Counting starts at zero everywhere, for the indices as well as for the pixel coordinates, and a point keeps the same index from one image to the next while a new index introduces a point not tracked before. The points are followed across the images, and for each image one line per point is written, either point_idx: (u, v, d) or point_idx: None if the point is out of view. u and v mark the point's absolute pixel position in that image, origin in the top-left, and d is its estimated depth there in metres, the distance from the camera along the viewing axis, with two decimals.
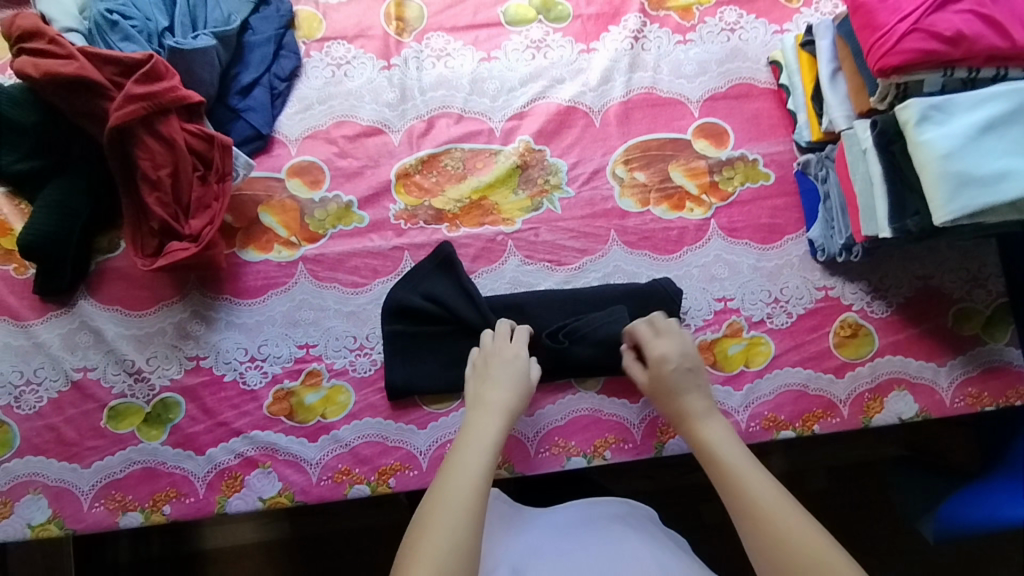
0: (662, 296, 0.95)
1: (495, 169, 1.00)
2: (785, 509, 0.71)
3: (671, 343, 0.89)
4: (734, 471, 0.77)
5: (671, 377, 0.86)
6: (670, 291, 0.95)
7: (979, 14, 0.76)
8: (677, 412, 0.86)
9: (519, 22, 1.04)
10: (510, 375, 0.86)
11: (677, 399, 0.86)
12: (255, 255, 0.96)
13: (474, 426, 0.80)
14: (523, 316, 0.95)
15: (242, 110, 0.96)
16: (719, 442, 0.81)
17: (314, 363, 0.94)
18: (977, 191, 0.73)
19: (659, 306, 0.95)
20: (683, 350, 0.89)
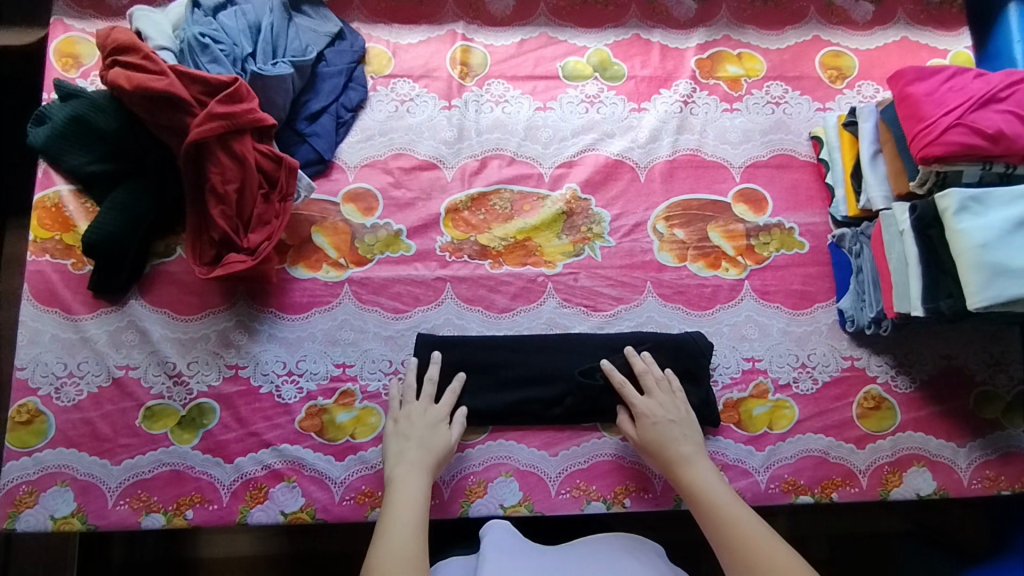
0: (693, 350, 0.97)
1: (541, 213, 1.04)
2: (780, 554, 0.76)
3: (654, 396, 0.92)
4: (724, 513, 0.81)
5: (654, 430, 0.89)
6: (702, 346, 0.97)
7: (1018, 115, 0.81)
8: (665, 454, 0.88)
9: (576, 78, 1.09)
10: (425, 434, 0.89)
11: (662, 448, 0.88)
12: (304, 272, 0.99)
13: (402, 489, 0.83)
14: (556, 356, 0.97)
15: (308, 134, 1.01)
16: (707, 485, 0.84)
17: (349, 383, 0.96)
18: (1010, 281, 0.76)
19: (690, 360, 0.97)
20: (665, 403, 0.91)
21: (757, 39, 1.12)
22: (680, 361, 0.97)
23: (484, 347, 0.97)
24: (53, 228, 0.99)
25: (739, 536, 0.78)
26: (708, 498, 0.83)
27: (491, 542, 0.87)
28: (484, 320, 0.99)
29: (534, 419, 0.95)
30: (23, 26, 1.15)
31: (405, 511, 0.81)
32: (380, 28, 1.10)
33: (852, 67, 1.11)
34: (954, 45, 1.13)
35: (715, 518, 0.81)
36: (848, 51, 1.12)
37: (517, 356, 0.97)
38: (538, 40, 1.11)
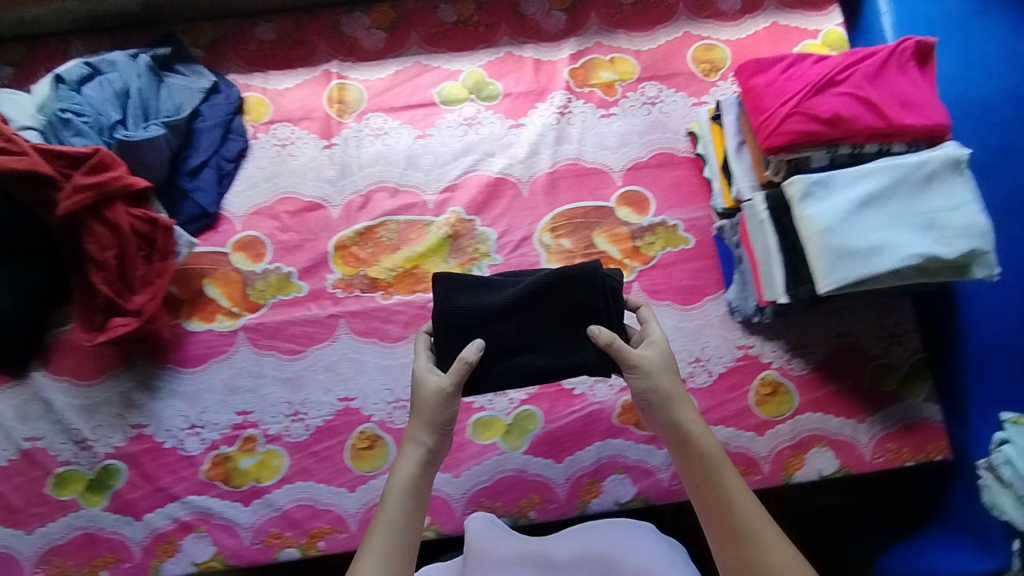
0: (591, 280, 0.80)
1: (427, 239, 1.05)
2: (777, 548, 0.70)
3: (654, 354, 0.80)
4: (719, 482, 0.74)
5: (653, 384, 0.79)
6: (602, 274, 0.80)
7: (857, 96, 0.82)
8: (692, 449, 0.77)
9: (452, 102, 1.10)
10: (427, 420, 0.78)
11: (666, 405, 0.79)
12: (199, 325, 1.01)
13: (387, 502, 0.75)
14: (451, 298, 0.81)
15: (191, 190, 1.02)
16: (713, 450, 0.76)
17: (251, 429, 0.98)
18: (853, 264, 0.78)
19: (585, 295, 0.80)
20: (670, 371, 0.80)
21: (628, 42, 1.12)
22: (570, 293, 0.81)
23: (439, 316, 0.82)
24: None
25: (757, 554, 0.70)
26: (727, 502, 0.73)
27: (473, 535, 0.91)
28: (380, 352, 1.01)
29: None
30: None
31: (384, 533, 0.73)
32: (256, 76, 1.10)
33: (724, 59, 1.11)
34: (825, 23, 1.12)
35: (727, 523, 0.73)
36: (720, 43, 1.12)
37: (452, 327, 0.81)
38: (412, 70, 1.10)
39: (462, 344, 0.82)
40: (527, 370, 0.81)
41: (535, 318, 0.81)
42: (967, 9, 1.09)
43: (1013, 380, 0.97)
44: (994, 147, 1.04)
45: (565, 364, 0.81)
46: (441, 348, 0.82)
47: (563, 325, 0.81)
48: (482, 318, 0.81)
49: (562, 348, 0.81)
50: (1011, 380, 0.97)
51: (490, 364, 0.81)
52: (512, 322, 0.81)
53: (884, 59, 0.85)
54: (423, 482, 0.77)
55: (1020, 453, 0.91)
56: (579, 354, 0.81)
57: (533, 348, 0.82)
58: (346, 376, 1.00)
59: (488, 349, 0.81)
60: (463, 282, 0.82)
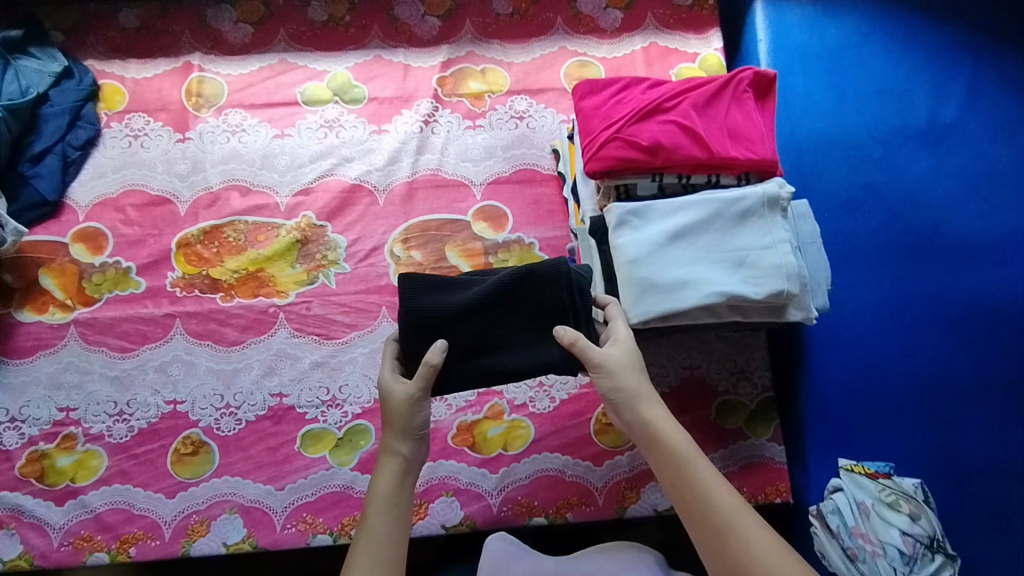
0: (556, 278, 0.76)
1: (274, 243, 1.02)
2: (769, 550, 0.65)
3: (622, 354, 0.74)
4: (694, 482, 0.70)
5: (615, 386, 0.74)
6: (569, 269, 0.77)
7: (681, 125, 0.80)
8: (658, 447, 0.72)
9: (315, 103, 1.07)
10: (395, 417, 0.77)
11: (632, 404, 0.74)
12: (30, 316, 0.98)
13: (374, 502, 0.73)
14: (411, 297, 0.77)
15: (31, 176, 1.00)
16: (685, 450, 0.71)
17: (72, 427, 0.95)
18: (658, 297, 0.75)
19: (552, 295, 0.76)
20: (636, 370, 0.75)
21: (501, 53, 1.10)
22: (537, 292, 0.77)
23: (402, 314, 0.77)
24: None
25: (743, 558, 0.65)
26: (711, 503, 0.68)
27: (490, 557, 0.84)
28: (214, 355, 0.98)
29: (262, 453, 0.95)
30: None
31: (375, 533, 0.71)
32: (114, 63, 1.08)
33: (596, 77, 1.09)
34: (704, 48, 1.11)
35: (713, 527, 0.67)
36: (594, 60, 1.10)
37: (411, 328, 0.77)
38: (277, 68, 1.08)
39: (421, 350, 0.77)
40: (499, 371, 0.77)
41: (505, 318, 0.77)
42: (847, 40, 1.08)
43: (847, 424, 0.95)
44: (858, 185, 1.03)
45: (537, 362, 0.77)
46: (409, 349, 0.78)
47: (526, 325, 0.77)
48: (446, 319, 0.76)
49: (531, 349, 0.77)
50: (845, 423, 0.95)
51: (460, 364, 0.77)
52: (480, 322, 0.77)
53: (717, 89, 0.83)
54: (407, 481, 0.76)
55: (849, 502, 0.87)
56: (547, 355, 0.77)
57: (500, 347, 0.77)
58: (176, 378, 0.97)
59: (453, 350, 0.77)
60: (420, 282, 0.77)
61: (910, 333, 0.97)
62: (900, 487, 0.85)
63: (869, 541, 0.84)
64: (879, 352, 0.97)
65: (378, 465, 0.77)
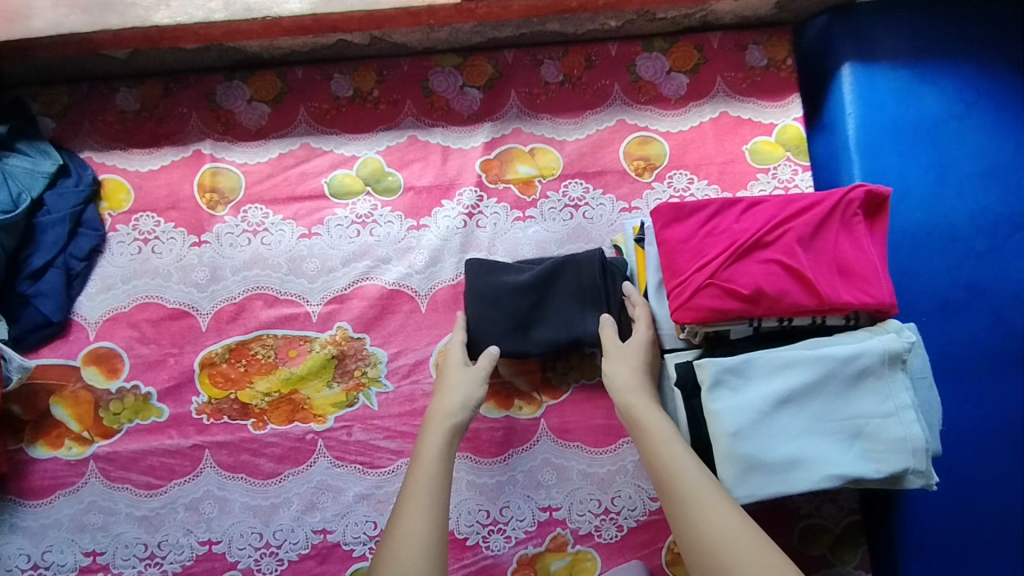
0: (597, 268, 0.87)
1: (308, 359, 0.92)
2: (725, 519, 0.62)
3: (632, 346, 0.81)
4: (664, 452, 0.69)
5: (614, 375, 0.79)
6: (608, 262, 0.88)
7: (786, 265, 0.69)
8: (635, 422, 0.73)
9: (345, 194, 0.95)
10: (455, 386, 0.83)
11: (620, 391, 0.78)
12: (45, 451, 0.90)
13: (422, 455, 0.77)
14: (477, 274, 0.89)
15: (32, 295, 0.89)
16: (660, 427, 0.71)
17: (99, 573, 0.88)
18: (763, 477, 0.66)
19: (591, 280, 0.87)
20: (637, 361, 0.80)
21: (552, 130, 0.97)
22: (580, 276, 0.88)
23: (469, 291, 0.90)
24: None
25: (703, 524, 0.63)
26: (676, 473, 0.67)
27: None
28: (248, 490, 0.90)
29: None
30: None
31: (420, 485, 0.74)
32: (116, 153, 0.95)
33: (661, 156, 0.96)
34: (782, 117, 0.98)
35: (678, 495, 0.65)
36: (658, 136, 0.97)
37: (475, 302, 0.89)
38: (299, 154, 0.96)
39: (482, 332, 0.88)
40: (543, 341, 0.87)
41: (551, 296, 0.88)
42: (947, 112, 0.94)
43: (948, 562, 0.86)
44: (961, 283, 0.91)
45: (573, 334, 0.86)
46: (471, 320, 0.89)
47: (569, 305, 0.88)
48: (503, 293, 0.88)
49: (571, 324, 0.87)
50: (946, 561, 0.86)
51: (509, 337, 0.88)
52: (530, 298, 0.87)
53: (824, 214, 0.71)
54: (453, 440, 0.79)
55: None
56: (581, 329, 0.87)
57: (544, 321, 0.88)
58: (210, 516, 0.89)
59: (506, 324, 0.88)
60: (485, 264, 0.90)
61: (1017, 458, 0.88)
62: None
63: None
64: (983, 480, 0.87)
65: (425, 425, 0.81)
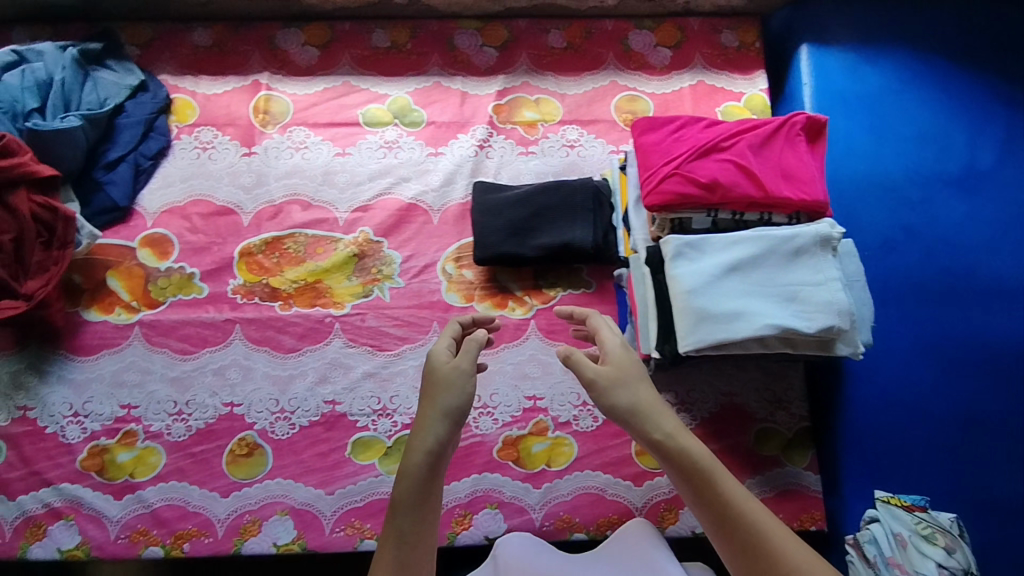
0: (585, 189, 1.04)
1: (333, 255, 1.07)
2: (791, 554, 0.68)
3: (625, 362, 0.77)
4: (723, 495, 0.72)
5: (618, 396, 0.75)
6: (595, 185, 1.05)
7: (737, 164, 0.84)
8: (679, 459, 0.73)
9: (376, 124, 1.13)
10: (440, 394, 0.74)
11: (637, 417, 0.75)
12: (97, 315, 1.03)
13: (402, 501, 0.71)
14: (485, 194, 1.05)
15: (105, 183, 1.04)
16: (711, 465, 0.73)
17: (132, 423, 0.99)
18: (713, 326, 0.79)
19: (580, 198, 1.04)
20: (636, 374, 0.77)
21: (555, 85, 1.15)
22: (572, 195, 1.04)
23: (477, 205, 1.04)
24: None
25: (773, 564, 0.68)
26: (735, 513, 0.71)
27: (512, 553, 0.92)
28: (270, 361, 1.03)
29: (314, 458, 0.99)
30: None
31: (402, 533, 0.71)
32: (187, 79, 1.13)
33: (646, 110, 1.14)
34: (749, 87, 1.15)
35: (744, 540, 0.70)
36: (644, 95, 1.15)
37: (482, 213, 1.04)
38: (340, 89, 1.14)
39: (486, 235, 1.02)
40: (540, 245, 1.01)
41: (546, 210, 1.03)
42: (887, 88, 1.12)
43: (874, 457, 0.97)
44: (898, 225, 1.05)
45: (564, 238, 1.01)
46: (477, 229, 1.03)
47: (560, 217, 1.03)
48: (505, 206, 1.03)
49: (563, 232, 1.02)
50: (883, 460, 0.97)
51: (509, 241, 1.02)
52: (529, 211, 1.03)
53: (771, 130, 0.88)
54: (434, 473, 0.72)
55: (886, 533, 0.90)
56: (570, 236, 1.01)
57: (539, 230, 1.02)
58: (234, 381, 1.02)
59: (508, 230, 1.02)
60: (490, 186, 1.07)
61: (950, 374, 0.99)
62: (936, 521, 0.89)
63: (905, 571, 0.86)
64: (916, 391, 0.99)
65: (410, 451, 0.73)
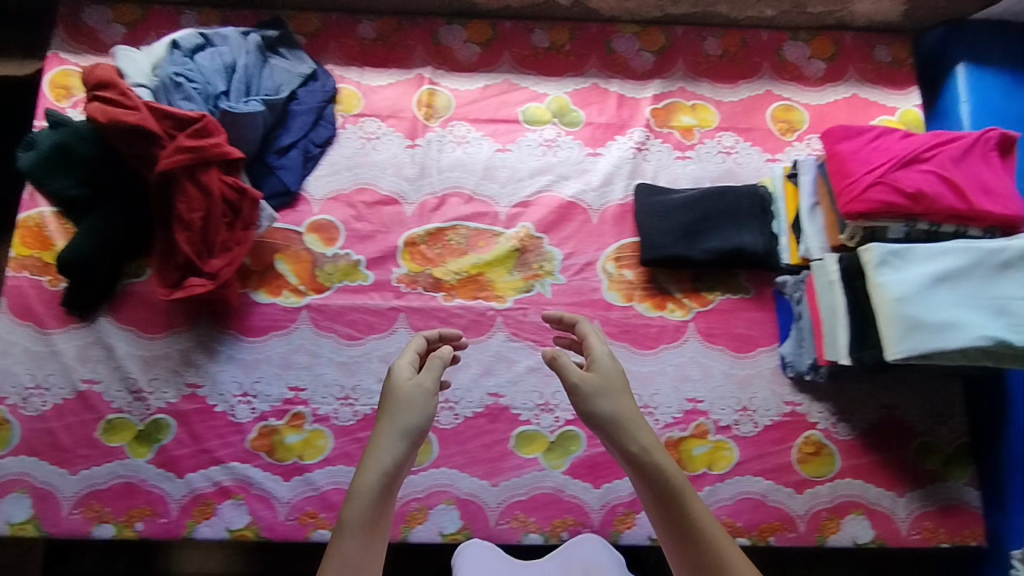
0: (752, 195, 1.05)
1: (495, 249, 1.08)
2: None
3: (608, 377, 0.75)
4: (682, 516, 0.69)
5: (599, 412, 0.73)
6: (761, 193, 1.06)
7: (940, 175, 0.85)
8: (660, 482, 0.70)
9: (536, 122, 1.14)
10: (422, 416, 0.71)
11: (620, 434, 0.72)
12: (265, 297, 1.04)
13: (357, 523, 0.66)
14: (650, 196, 1.07)
15: (277, 167, 1.06)
16: (677, 483, 0.70)
17: (300, 406, 1.00)
18: (925, 335, 0.80)
19: (748, 204, 1.04)
20: (624, 392, 0.75)
21: (711, 92, 1.17)
22: (739, 200, 1.05)
23: (642, 206, 1.06)
24: (33, 246, 1.03)
25: None
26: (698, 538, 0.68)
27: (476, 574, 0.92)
28: None
29: (478, 449, 1.00)
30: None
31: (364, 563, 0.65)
32: (352, 69, 1.15)
33: (802, 121, 1.15)
34: (903, 102, 1.17)
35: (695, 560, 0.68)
36: (799, 105, 1.16)
37: (649, 214, 1.05)
38: (501, 86, 1.15)
39: (654, 236, 1.04)
40: (709, 248, 1.02)
41: (714, 214, 1.04)
42: None
43: None
44: None
45: (734, 243, 1.02)
46: (644, 231, 1.05)
47: (728, 222, 1.04)
48: (672, 209, 1.05)
49: (731, 236, 1.03)
50: None
51: (678, 243, 1.03)
52: (696, 214, 1.04)
53: (969, 144, 0.88)
54: (388, 492, 0.68)
55: None
56: (739, 241, 1.02)
57: (707, 233, 1.03)
58: None
59: (676, 232, 1.03)
60: (651, 188, 1.08)
61: None
62: None
63: None
64: None
65: (363, 465, 0.69)
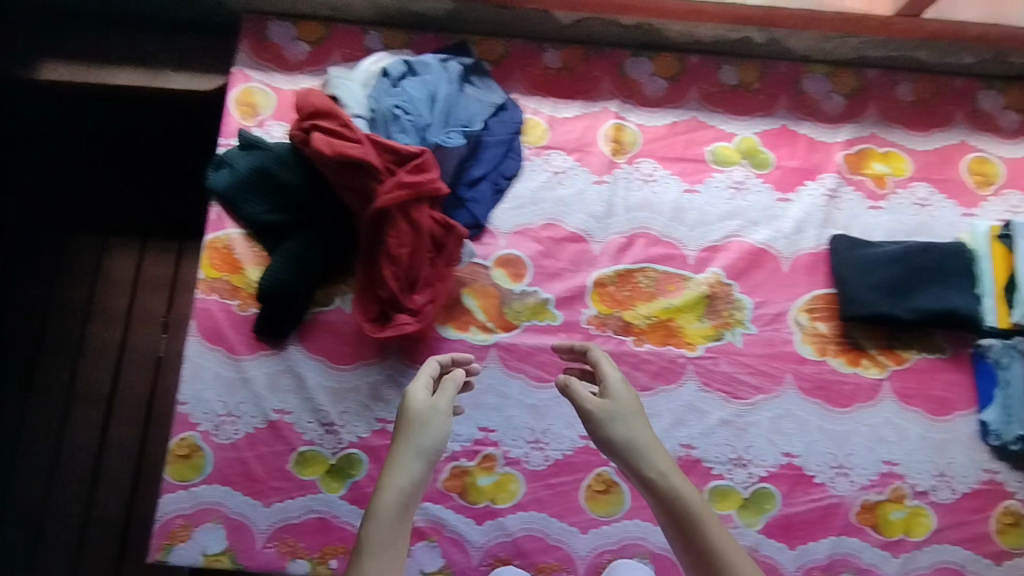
0: (956, 254, 1.04)
1: (685, 294, 1.05)
2: None
3: (621, 403, 0.78)
4: (699, 538, 0.71)
5: (614, 439, 0.76)
6: (966, 252, 1.05)
7: None
8: (673, 504, 0.72)
9: (724, 163, 1.11)
10: (433, 435, 0.74)
11: (637, 461, 0.75)
12: (453, 332, 1.02)
13: (383, 544, 0.67)
14: (852, 249, 1.05)
15: (468, 200, 1.05)
16: (695, 507, 0.72)
17: (491, 447, 0.99)
18: None
19: (952, 263, 1.04)
20: (641, 418, 0.77)
21: (904, 139, 1.13)
22: (945, 259, 1.04)
23: (846, 260, 1.04)
24: (223, 269, 1.02)
25: None
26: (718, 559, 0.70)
27: None
28: None
29: None
30: (173, 68, 1.23)
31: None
32: (538, 99, 1.12)
33: (997, 175, 1.12)
34: None
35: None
36: (994, 158, 1.13)
37: (851, 268, 1.04)
38: (689, 123, 1.13)
39: (859, 292, 1.02)
40: (916, 307, 1.01)
41: (920, 272, 1.03)
42: None
43: None
44: None
45: (944, 305, 1.01)
46: (848, 286, 1.03)
47: (933, 281, 1.02)
48: (876, 264, 1.03)
49: (937, 296, 1.02)
50: None
51: (885, 301, 1.01)
52: (902, 271, 1.02)
53: None
54: (409, 511, 0.70)
55: None
56: (949, 302, 1.01)
57: (913, 292, 1.02)
58: None
59: (882, 289, 1.01)
60: (851, 241, 1.06)
61: None
62: None
63: None
64: None
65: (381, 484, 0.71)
